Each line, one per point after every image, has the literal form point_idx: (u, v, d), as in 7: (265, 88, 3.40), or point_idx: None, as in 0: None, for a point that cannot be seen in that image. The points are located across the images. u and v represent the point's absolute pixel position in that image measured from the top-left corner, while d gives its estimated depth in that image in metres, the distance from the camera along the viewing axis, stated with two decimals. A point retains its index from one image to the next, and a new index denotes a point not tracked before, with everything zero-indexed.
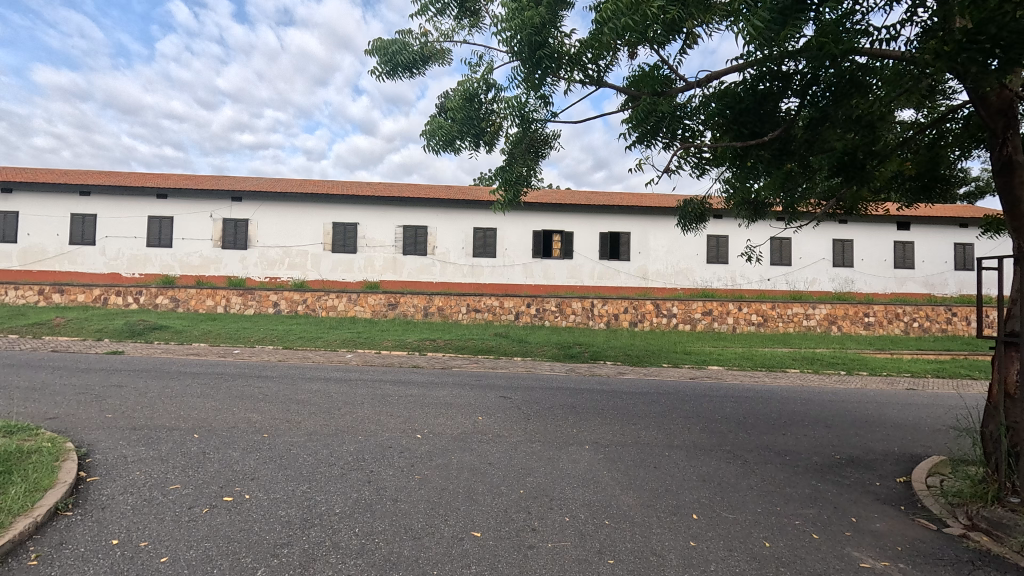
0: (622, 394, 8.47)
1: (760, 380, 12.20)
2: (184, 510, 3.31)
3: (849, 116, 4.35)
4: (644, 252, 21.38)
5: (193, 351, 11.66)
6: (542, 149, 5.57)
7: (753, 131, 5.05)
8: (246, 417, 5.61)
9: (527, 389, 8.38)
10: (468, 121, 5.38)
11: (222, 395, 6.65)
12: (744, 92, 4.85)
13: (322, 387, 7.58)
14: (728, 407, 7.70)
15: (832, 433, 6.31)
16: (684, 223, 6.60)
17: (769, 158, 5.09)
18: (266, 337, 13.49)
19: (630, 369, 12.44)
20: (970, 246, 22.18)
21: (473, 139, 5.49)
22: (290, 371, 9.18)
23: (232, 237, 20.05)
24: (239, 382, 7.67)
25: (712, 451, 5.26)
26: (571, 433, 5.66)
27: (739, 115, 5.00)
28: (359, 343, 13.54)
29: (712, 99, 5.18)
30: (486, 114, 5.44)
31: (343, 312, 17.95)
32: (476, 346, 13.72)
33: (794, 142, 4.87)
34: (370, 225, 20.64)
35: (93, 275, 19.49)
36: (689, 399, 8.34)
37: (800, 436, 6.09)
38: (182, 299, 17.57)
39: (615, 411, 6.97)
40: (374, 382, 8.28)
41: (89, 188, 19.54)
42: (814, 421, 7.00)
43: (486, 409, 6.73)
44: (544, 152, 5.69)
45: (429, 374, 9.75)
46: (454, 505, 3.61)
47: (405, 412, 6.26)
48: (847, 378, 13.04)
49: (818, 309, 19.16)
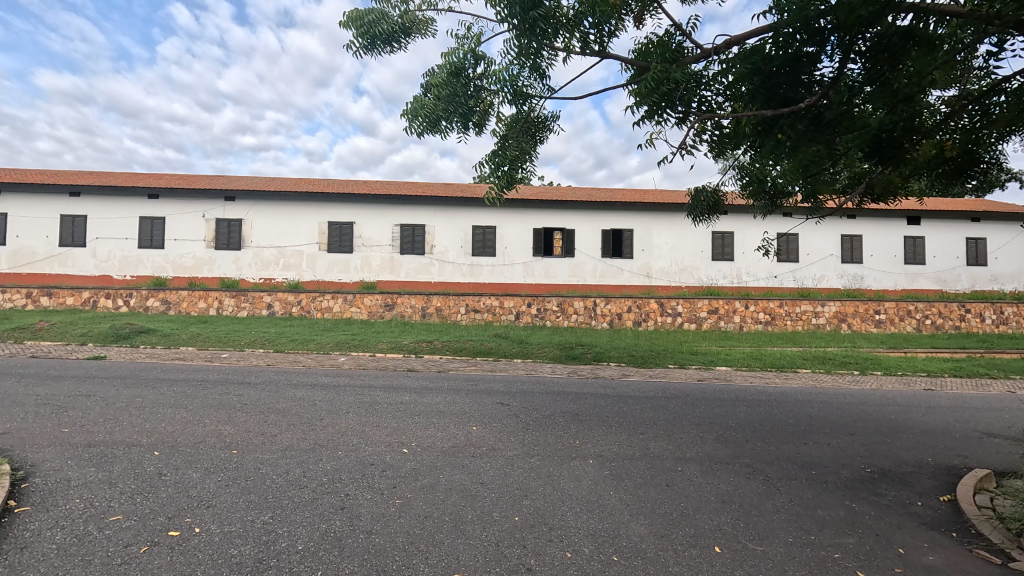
0: (628, 399, 7.96)
1: (772, 382, 11.68)
2: (118, 550, 2.82)
3: (890, 82, 4.05)
4: (647, 249, 20.85)
5: (180, 355, 11.21)
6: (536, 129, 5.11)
7: (787, 96, 4.68)
8: (217, 430, 5.12)
9: (527, 394, 7.88)
10: (454, 99, 4.93)
11: (196, 404, 6.18)
12: (774, 51, 4.40)
13: (307, 394, 7.10)
14: (741, 412, 7.19)
15: (858, 441, 5.80)
16: (695, 212, 6.08)
17: (802, 131, 4.63)
18: (257, 339, 13.03)
19: (635, 371, 11.95)
20: (982, 240, 21.59)
21: (460, 119, 5.03)
22: (276, 376, 8.69)
23: (226, 237, 19.60)
24: (218, 389, 7.18)
25: (729, 465, 4.76)
26: (572, 445, 5.16)
27: (768, 78, 4.58)
28: (353, 345, 13.07)
29: (736, 63, 4.68)
30: (474, 91, 4.98)
31: (339, 313, 17.47)
32: (474, 348, 13.23)
33: (829, 112, 4.50)
34: (367, 224, 20.17)
35: (84, 277, 19.06)
36: (699, 403, 7.83)
37: (824, 446, 5.57)
38: (173, 302, 17.12)
39: (621, 418, 6.47)
40: (364, 388, 7.80)
41: (79, 188, 19.11)
42: (836, 427, 6.47)
43: (482, 417, 6.24)
44: (538, 132, 5.22)
45: (424, 378, 9.27)
46: (437, 538, 3.12)
47: (393, 422, 5.77)
48: (861, 378, 12.53)
49: (827, 307, 18.62)
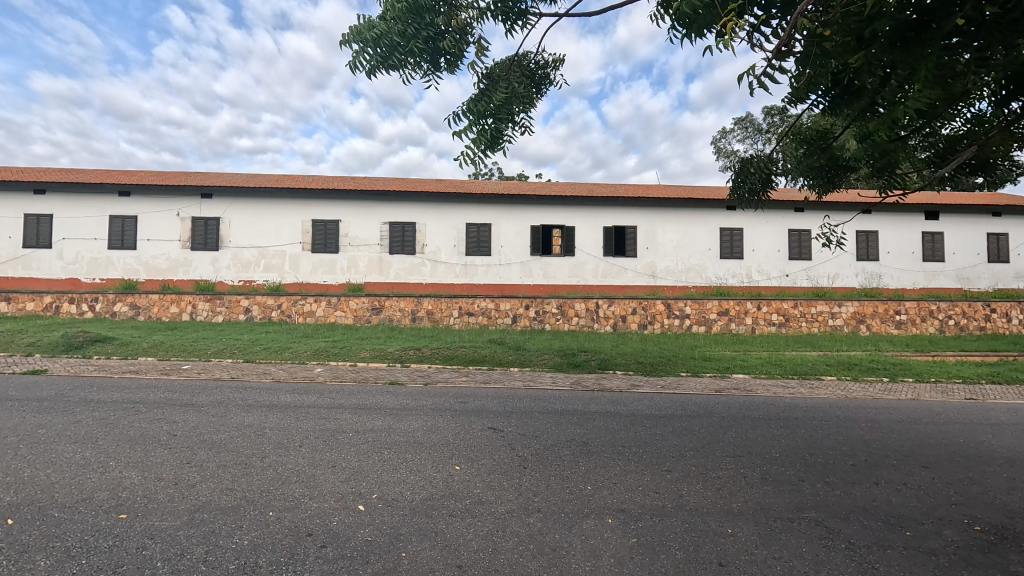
0: (644, 419, 6.73)
1: (798, 392, 10.47)
2: None
3: None
4: (652, 247, 19.68)
5: (135, 367, 9.98)
6: (529, 62, 3.85)
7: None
8: (116, 480, 3.89)
9: (524, 415, 6.66)
10: (417, 17, 3.69)
11: (110, 437, 4.94)
12: None
13: (257, 419, 5.85)
14: (782, 436, 5.98)
15: (940, 479, 4.62)
16: (749, 188, 4.78)
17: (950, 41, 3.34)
18: (228, 348, 11.84)
19: (646, 381, 10.73)
20: (1004, 236, 20.47)
21: (427, 49, 3.82)
22: (233, 394, 7.44)
23: (202, 237, 18.36)
24: (151, 413, 5.94)
25: (794, 525, 3.58)
26: (582, 495, 3.96)
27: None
28: (332, 354, 11.85)
29: None
30: (445, 5, 3.76)
31: (322, 317, 16.21)
32: (466, 355, 12.01)
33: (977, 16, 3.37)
34: (354, 222, 18.95)
35: (49, 280, 17.78)
36: (728, 423, 6.61)
37: (903, 489, 4.38)
38: (143, 306, 15.86)
39: (640, 448, 5.26)
40: (330, 409, 6.55)
41: (44, 186, 17.85)
42: (902, 457, 5.28)
43: (468, 451, 5.01)
44: (533, 69, 3.94)
45: (406, 394, 8.03)
46: None
47: (354, 462, 4.53)
48: (893, 386, 11.35)
49: (845, 308, 17.46)
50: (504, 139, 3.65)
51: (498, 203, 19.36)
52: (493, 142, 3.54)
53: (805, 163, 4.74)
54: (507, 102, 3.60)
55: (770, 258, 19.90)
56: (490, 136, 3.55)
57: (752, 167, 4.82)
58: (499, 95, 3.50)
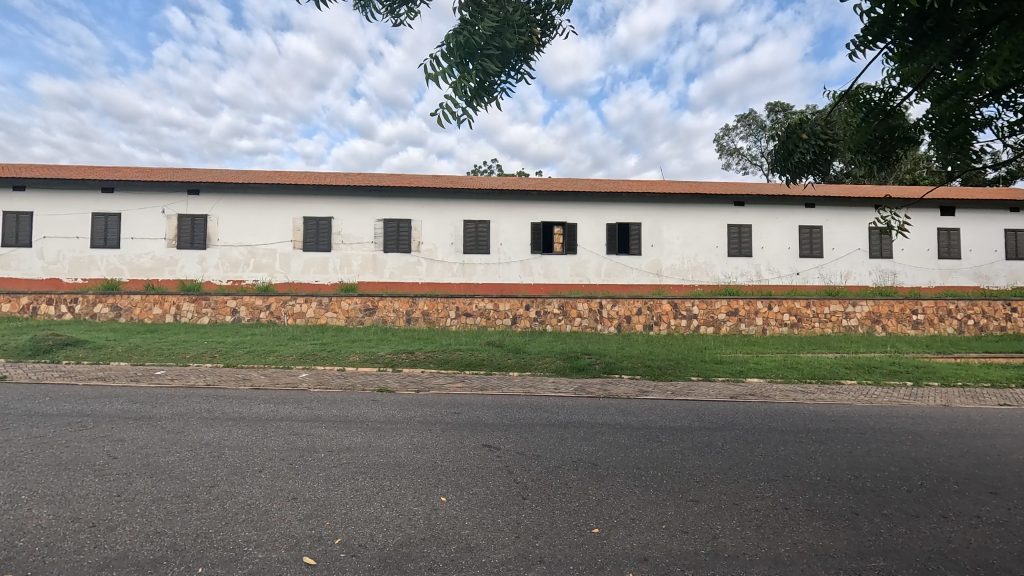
0: (659, 432, 5.98)
1: (820, 399, 9.71)
2: None
3: None
4: (657, 245, 18.95)
5: (103, 373, 9.23)
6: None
7: None
8: (18, 522, 3.15)
9: (524, 428, 5.91)
10: None
11: (37, 461, 4.21)
12: None
13: (218, 436, 5.10)
14: (819, 453, 5.23)
15: (1018, 511, 3.88)
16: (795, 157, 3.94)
17: None
18: (208, 352, 11.10)
19: (655, 387, 9.97)
20: (1022, 232, 19.71)
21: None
22: (200, 404, 6.69)
23: (189, 235, 17.63)
24: (96, 429, 5.20)
25: None
26: (594, 537, 3.23)
27: None
28: (319, 357, 11.11)
29: None
30: None
31: (313, 319, 15.48)
32: (462, 359, 11.26)
33: None
34: (347, 219, 18.21)
35: (29, 280, 17.06)
36: (754, 437, 5.85)
37: (982, 525, 3.61)
38: (124, 307, 15.14)
39: (660, 471, 4.51)
40: (304, 423, 5.79)
41: (23, 182, 17.13)
42: (963, 481, 4.53)
43: (458, 476, 4.28)
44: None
45: (393, 404, 7.27)
46: None
47: (320, 493, 3.77)
48: (918, 391, 10.59)
49: (859, 307, 16.72)
50: (494, 88, 2.72)
51: (496, 199, 18.64)
52: (482, 90, 2.63)
53: (863, 132, 3.92)
54: (496, 35, 2.65)
55: (780, 255, 19.17)
56: (477, 82, 2.62)
57: (806, 133, 3.91)
58: (487, 25, 2.56)
